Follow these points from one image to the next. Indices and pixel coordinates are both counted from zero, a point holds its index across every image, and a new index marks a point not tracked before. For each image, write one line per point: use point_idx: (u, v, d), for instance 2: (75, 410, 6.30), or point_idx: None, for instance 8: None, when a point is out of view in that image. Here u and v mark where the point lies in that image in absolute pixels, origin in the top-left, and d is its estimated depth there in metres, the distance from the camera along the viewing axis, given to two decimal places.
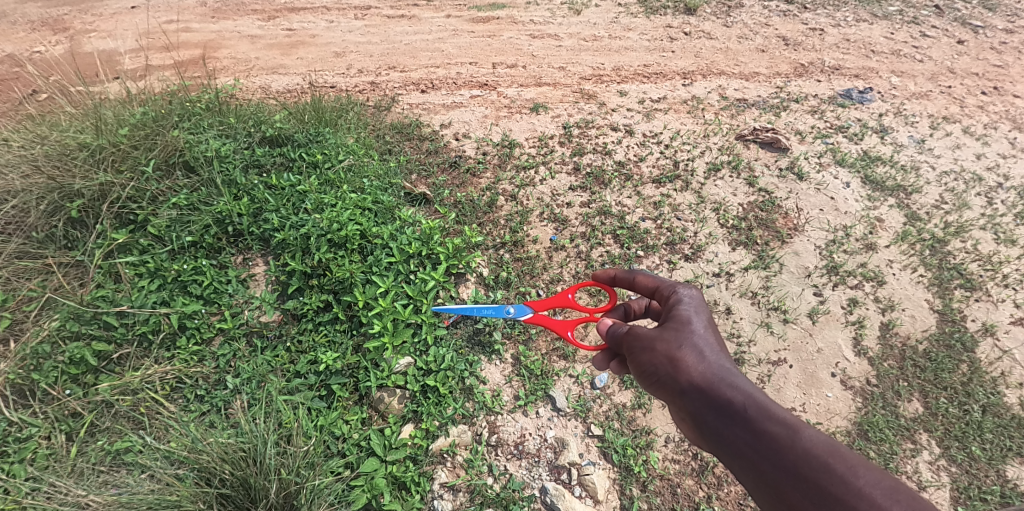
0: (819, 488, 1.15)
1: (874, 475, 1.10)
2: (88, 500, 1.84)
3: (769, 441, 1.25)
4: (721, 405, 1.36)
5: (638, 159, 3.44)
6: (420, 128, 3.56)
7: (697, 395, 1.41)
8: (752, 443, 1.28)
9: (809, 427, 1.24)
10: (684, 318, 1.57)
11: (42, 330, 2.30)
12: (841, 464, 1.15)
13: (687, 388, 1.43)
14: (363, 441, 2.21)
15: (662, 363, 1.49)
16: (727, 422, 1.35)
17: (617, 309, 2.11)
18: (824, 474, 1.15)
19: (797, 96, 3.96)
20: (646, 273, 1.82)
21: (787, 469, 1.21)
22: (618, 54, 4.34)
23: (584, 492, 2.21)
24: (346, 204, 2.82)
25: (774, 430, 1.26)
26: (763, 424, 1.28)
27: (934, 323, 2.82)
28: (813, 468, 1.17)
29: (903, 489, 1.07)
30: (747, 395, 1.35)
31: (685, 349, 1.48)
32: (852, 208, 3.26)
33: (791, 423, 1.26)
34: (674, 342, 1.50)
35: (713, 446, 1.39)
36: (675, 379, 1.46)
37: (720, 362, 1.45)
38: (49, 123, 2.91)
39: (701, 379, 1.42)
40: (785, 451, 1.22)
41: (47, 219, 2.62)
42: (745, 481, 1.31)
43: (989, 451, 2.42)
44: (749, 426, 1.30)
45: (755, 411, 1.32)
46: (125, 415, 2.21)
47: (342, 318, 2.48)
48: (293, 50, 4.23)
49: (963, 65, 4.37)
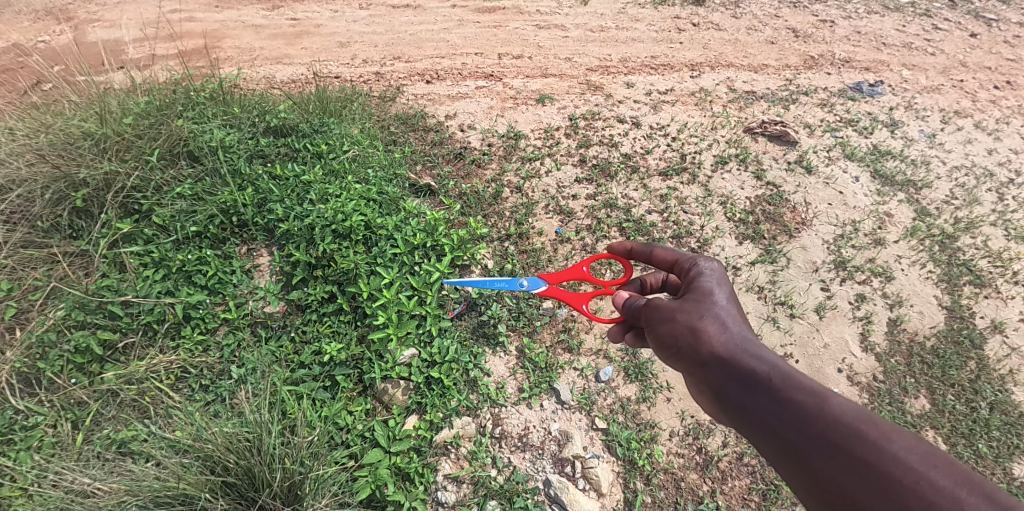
0: (850, 455, 1.09)
1: (909, 441, 1.05)
2: (95, 488, 1.86)
3: (795, 409, 1.21)
4: (744, 375, 1.33)
5: (645, 151, 3.41)
6: (425, 119, 3.54)
7: (719, 366, 1.38)
8: (777, 411, 1.23)
9: (837, 396, 1.20)
10: (705, 289, 1.56)
11: (48, 319, 2.31)
12: (873, 431, 1.09)
13: (708, 358, 1.41)
14: (367, 432, 2.21)
15: (682, 334, 1.48)
16: (750, 393, 1.30)
17: (633, 283, 2.11)
18: (856, 440, 1.09)
19: (807, 89, 3.91)
20: (664, 247, 1.83)
21: (813, 437, 1.16)
22: (625, 45, 4.29)
23: (587, 485, 2.20)
24: (350, 194, 2.81)
25: (800, 398, 1.21)
26: (788, 391, 1.24)
27: (943, 320, 2.79)
28: (841, 434, 1.12)
29: (939, 455, 1.02)
30: (771, 364, 1.32)
31: (706, 319, 1.47)
32: (860, 203, 3.22)
33: (818, 392, 1.22)
34: (695, 312, 1.49)
35: (735, 418, 1.35)
36: (696, 349, 1.44)
37: (743, 334, 1.43)
38: (54, 112, 2.90)
39: (722, 348, 1.40)
40: (810, 418, 1.17)
41: (52, 208, 2.61)
42: (768, 453, 1.26)
43: (997, 448, 2.40)
44: (773, 394, 1.26)
45: (779, 380, 1.27)
46: (131, 404, 2.21)
47: (346, 309, 2.48)
48: (298, 40, 4.21)
49: (976, 59, 4.31)
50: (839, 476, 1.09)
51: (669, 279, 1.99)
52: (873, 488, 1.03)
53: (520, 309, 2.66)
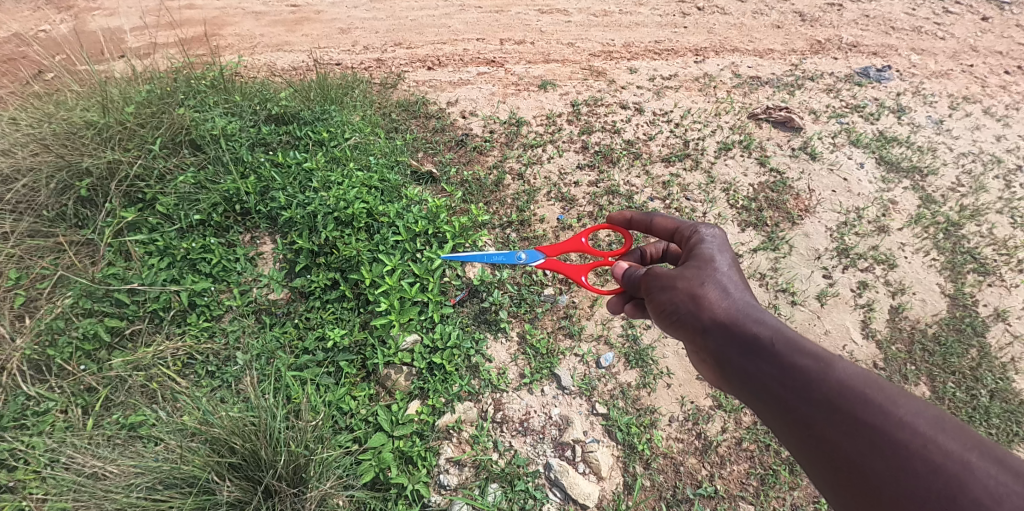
0: (855, 419, 1.10)
1: (916, 405, 1.06)
2: (105, 470, 1.91)
3: (799, 374, 1.21)
4: (746, 340, 1.33)
5: (648, 138, 3.39)
6: (427, 105, 3.52)
7: (721, 331, 1.39)
8: (779, 376, 1.24)
9: (841, 360, 1.20)
10: (707, 256, 1.57)
11: (56, 307, 2.34)
12: (879, 395, 1.10)
13: (709, 325, 1.41)
14: (370, 417, 2.24)
15: (683, 301, 1.49)
16: (752, 357, 1.31)
17: (633, 253, 2.11)
18: (861, 404, 1.10)
19: (812, 74, 3.87)
20: (664, 216, 1.84)
21: (818, 402, 1.16)
22: (628, 30, 4.25)
23: (587, 469, 2.23)
24: (352, 182, 2.81)
25: (804, 364, 1.22)
26: (791, 356, 1.24)
27: (945, 308, 2.79)
28: (847, 398, 1.12)
29: (947, 419, 1.03)
30: (774, 329, 1.32)
31: (707, 286, 1.47)
32: (865, 190, 3.20)
33: (822, 357, 1.22)
34: (696, 280, 1.50)
35: (736, 384, 1.35)
36: (697, 317, 1.44)
37: (744, 300, 1.44)
38: (57, 102, 2.91)
39: (724, 315, 1.40)
40: (815, 383, 1.18)
41: (57, 198, 2.63)
42: (770, 418, 1.26)
43: (995, 436, 2.41)
44: (775, 360, 1.26)
45: (782, 345, 1.28)
46: (139, 389, 2.24)
47: (348, 296, 2.51)
48: (298, 26, 4.19)
49: (987, 43, 4.23)
50: (844, 441, 1.09)
51: (670, 248, 1.98)
52: (878, 452, 1.04)
53: (521, 296, 2.68)
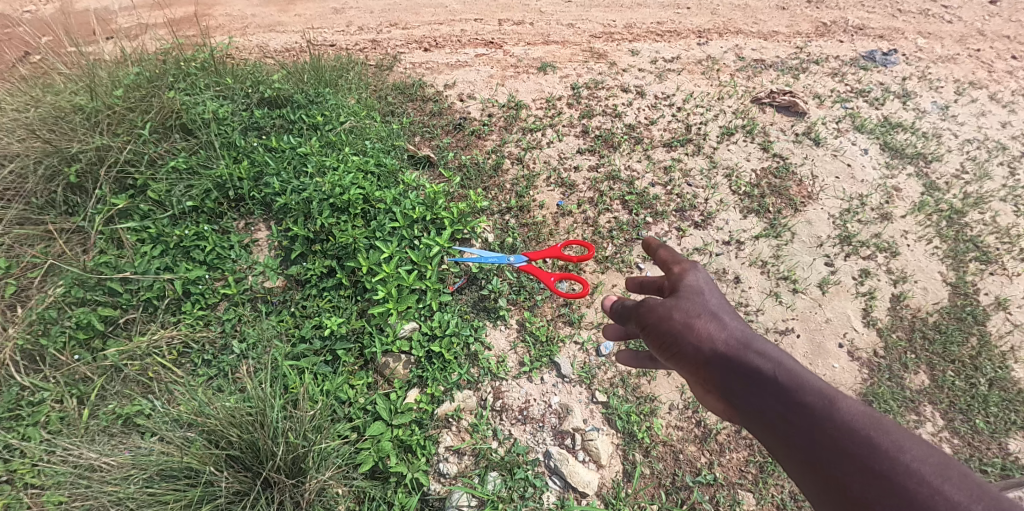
0: (888, 487, 0.95)
1: (932, 464, 0.96)
2: (102, 462, 1.90)
3: (815, 434, 1.06)
4: (750, 388, 1.17)
5: (649, 122, 3.34)
6: (423, 88, 3.45)
7: (722, 375, 1.22)
8: (793, 431, 1.09)
9: (861, 413, 1.05)
10: (694, 286, 1.38)
11: (48, 296, 2.29)
12: (905, 458, 0.97)
13: (709, 365, 1.24)
14: (369, 405, 2.22)
15: (678, 337, 1.31)
16: (759, 410, 1.15)
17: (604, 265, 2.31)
18: (891, 470, 0.96)
19: (817, 57, 3.79)
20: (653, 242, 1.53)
21: (840, 464, 1.02)
22: (631, 10, 4.15)
23: (587, 457, 2.22)
24: (347, 167, 2.75)
25: (821, 422, 1.06)
26: (806, 406, 1.09)
27: (946, 296, 2.77)
28: (875, 463, 0.98)
29: (970, 479, 0.93)
30: (782, 374, 1.15)
31: (702, 320, 1.30)
32: (869, 176, 3.17)
33: (841, 412, 1.06)
34: (689, 313, 1.32)
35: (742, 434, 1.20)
36: (695, 357, 1.27)
37: (744, 334, 1.27)
38: (43, 85, 2.82)
39: (725, 354, 1.23)
40: (836, 443, 1.03)
41: (46, 184, 2.58)
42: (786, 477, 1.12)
43: (993, 424, 2.41)
44: (787, 409, 1.10)
45: (793, 393, 1.11)
46: (134, 379, 2.22)
47: (345, 283, 2.47)
48: (290, 7, 4.07)
49: (995, 27, 4.16)
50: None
51: None
52: None
53: (521, 283, 2.65)
